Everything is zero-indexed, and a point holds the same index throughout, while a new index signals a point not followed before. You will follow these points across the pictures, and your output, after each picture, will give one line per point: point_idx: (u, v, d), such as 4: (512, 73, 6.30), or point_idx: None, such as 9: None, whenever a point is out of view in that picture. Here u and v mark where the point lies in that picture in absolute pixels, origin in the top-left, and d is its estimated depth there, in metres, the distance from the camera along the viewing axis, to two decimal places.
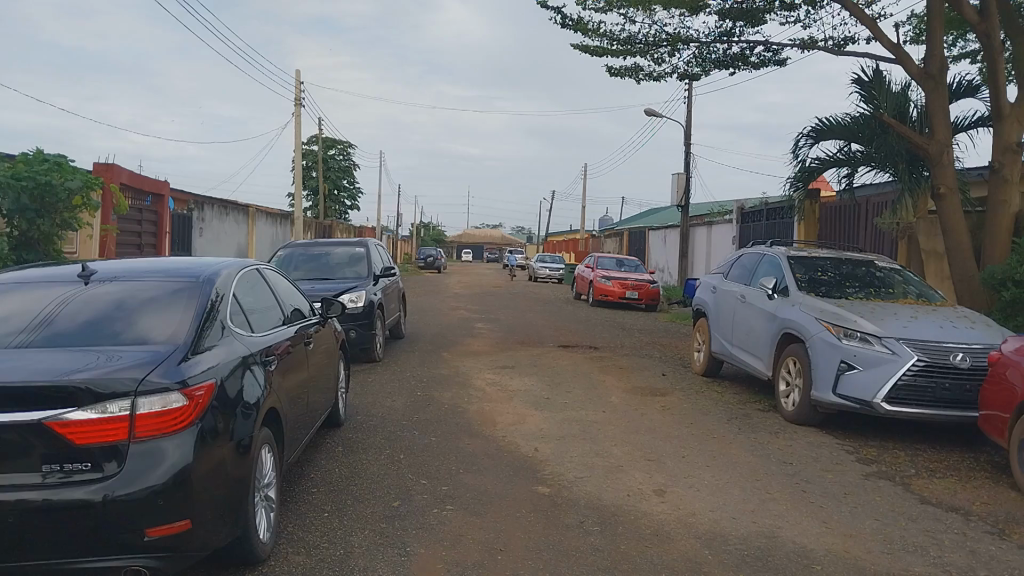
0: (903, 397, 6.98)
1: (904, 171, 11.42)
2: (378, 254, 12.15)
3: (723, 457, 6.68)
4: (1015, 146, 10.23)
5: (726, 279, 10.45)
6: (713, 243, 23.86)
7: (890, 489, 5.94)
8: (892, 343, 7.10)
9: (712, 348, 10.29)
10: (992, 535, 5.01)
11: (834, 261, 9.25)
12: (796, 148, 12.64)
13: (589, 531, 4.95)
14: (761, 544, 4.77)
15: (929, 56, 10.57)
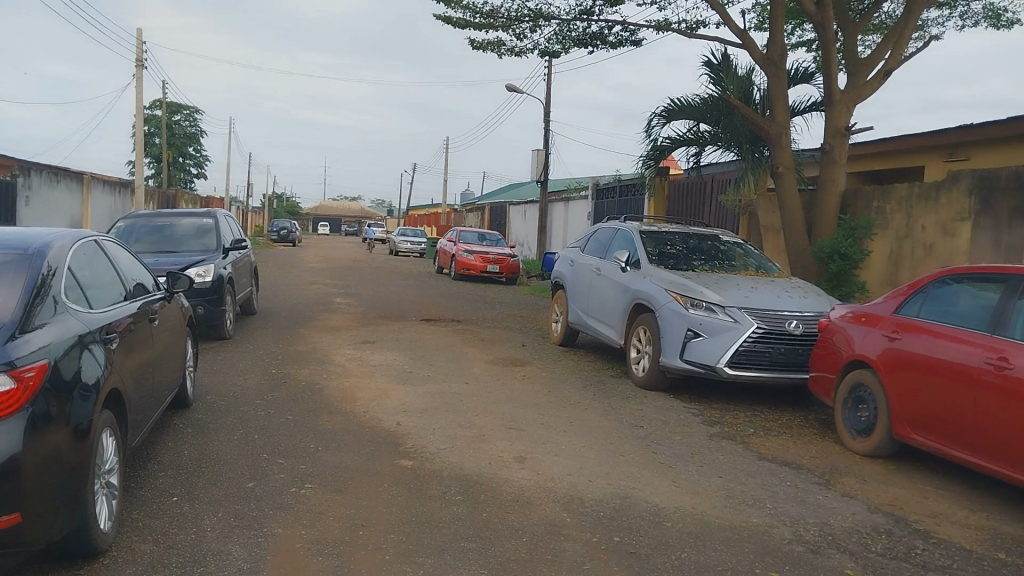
0: (743, 361, 7.48)
1: (747, 151, 12.17)
2: (228, 227, 11.61)
3: (579, 424, 6.91)
4: (844, 130, 11.04)
5: (582, 253, 10.74)
6: (571, 218, 24.47)
7: (731, 447, 6.36)
8: (734, 312, 7.57)
9: (569, 319, 10.58)
10: (819, 485, 5.49)
11: (683, 235, 9.70)
12: (650, 127, 13.15)
13: (452, 502, 5.00)
14: (616, 504, 4.99)
15: (771, 43, 11.22)
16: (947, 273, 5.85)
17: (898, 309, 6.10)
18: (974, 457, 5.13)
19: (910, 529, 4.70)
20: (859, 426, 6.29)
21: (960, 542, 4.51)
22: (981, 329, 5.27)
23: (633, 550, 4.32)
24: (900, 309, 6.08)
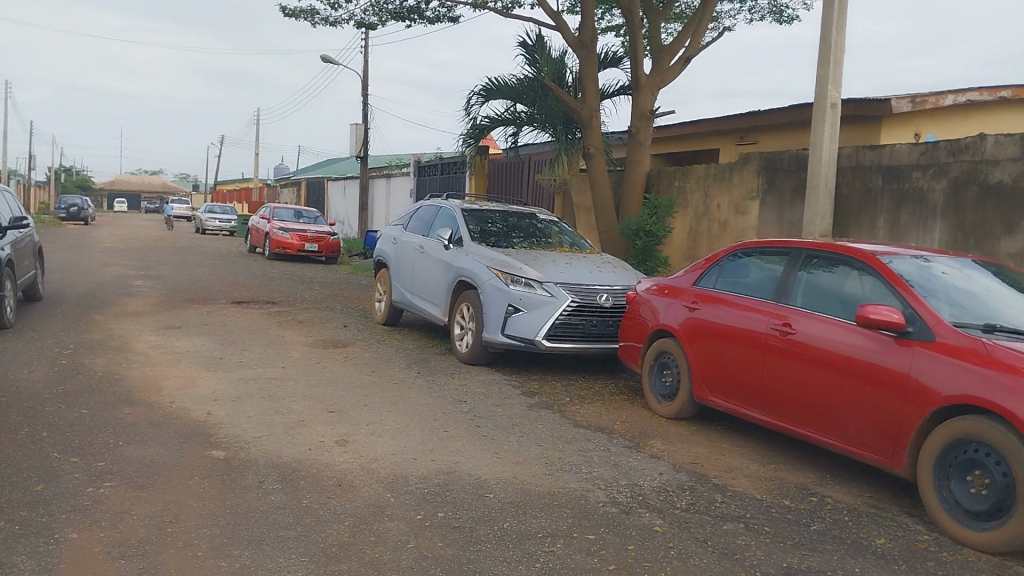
0: (560, 334, 7.76)
1: (561, 132, 12.59)
2: (5, 203, 10.39)
3: (402, 402, 6.88)
4: (648, 114, 11.67)
5: (404, 231, 10.65)
6: (391, 195, 24.19)
7: (550, 417, 6.59)
8: (551, 287, 7.82)
9: (392, 298, 10.48)
10: (630, 448, 5.83)
11: (503, 213, 9.86)
12: (468, 105, 13.24)
13: (270, 490, 4.81)
14: (439, 481, 5.02)
15: (583, 26, 11.60)
16: (739, 247, 6.36)
17: (697, 281, 6.56)
18: (762, 415, 5.66)
19: (709, 483, 5.10)
20: (664, 390, 6.71)
21: (751, 492, 4.96)
22: (767, 298, 5.79)
23: (456, 524, 4.37)
24: (700, 281, 6.55)
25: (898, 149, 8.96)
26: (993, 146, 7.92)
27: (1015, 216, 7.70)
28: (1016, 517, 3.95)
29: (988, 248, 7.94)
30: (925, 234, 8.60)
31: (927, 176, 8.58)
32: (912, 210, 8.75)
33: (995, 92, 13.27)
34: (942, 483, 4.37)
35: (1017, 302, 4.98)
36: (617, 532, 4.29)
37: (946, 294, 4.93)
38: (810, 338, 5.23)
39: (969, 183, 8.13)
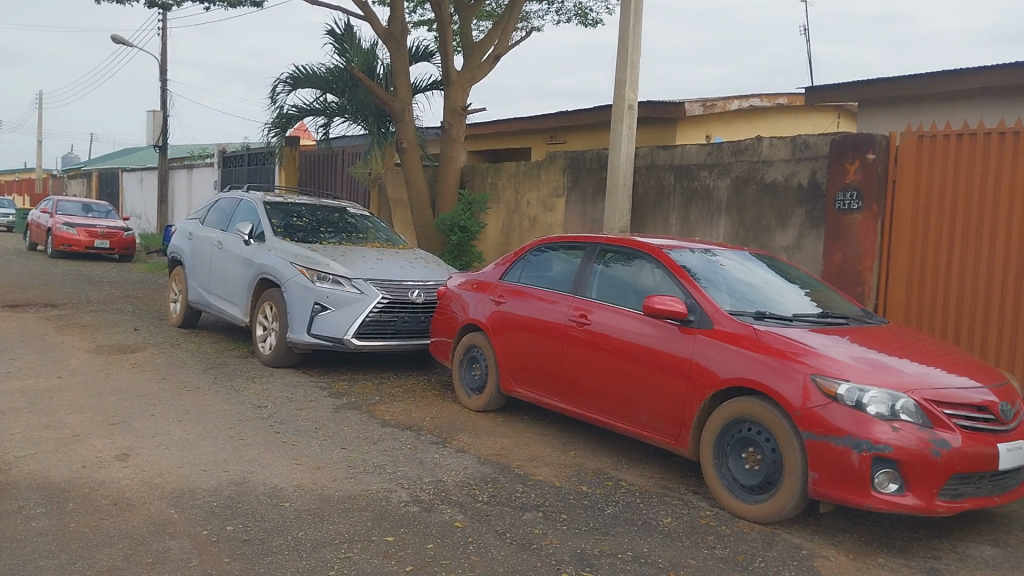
0: (370, 331, 7.59)
1: (373, 125, 12.34)
2: None
3: (195, 410, 6.42)
4: (461, 109, 11.68)
5: (201, 225, 9.97)
6: (194, 188, 22.71)
7: (355, 418, 6.41)
8: (359, 283, 7.62)
9: (189, 298, 9.79)
10: (436, 444, 5.78)
11: (310, 207, 9.46)
12: (275, 94, 12.64)
13: (31, 516, 4.29)
14: (231, 492, 4.72)
15: (392, 18, 11.41)
16: (543, 241, 6.49)
17: (503, 275, 6.63)
18: (564, 404, 5.80)
19: (512, 475, 5.16)
20: (473, 383, 6.77)
21: (551, 481, 5.07)
22: (568, 291, 5.94)
23: (246, 537, 4.11)
24: (505, 275, 6.62)
25: (688, 149, 9.57)
26: (768, 148, 8.63)
27: (786, 212, 8.45)
28: (783, 487, 4.30)
29: (765, 241, 8.67)
30: (712, 229, 9.25)
31: (713, 175, 9.24)
32: (701, 206, 9.39)
33: (772, 99, 14.56)
34: (721, 460, 4.67)
35: (787, 292, 5.43)
36: (417, 531, 4.22)
37: (727, 286, 5.27)
38: (606, 329, 5.43)
39: (748, 181, 8.84)
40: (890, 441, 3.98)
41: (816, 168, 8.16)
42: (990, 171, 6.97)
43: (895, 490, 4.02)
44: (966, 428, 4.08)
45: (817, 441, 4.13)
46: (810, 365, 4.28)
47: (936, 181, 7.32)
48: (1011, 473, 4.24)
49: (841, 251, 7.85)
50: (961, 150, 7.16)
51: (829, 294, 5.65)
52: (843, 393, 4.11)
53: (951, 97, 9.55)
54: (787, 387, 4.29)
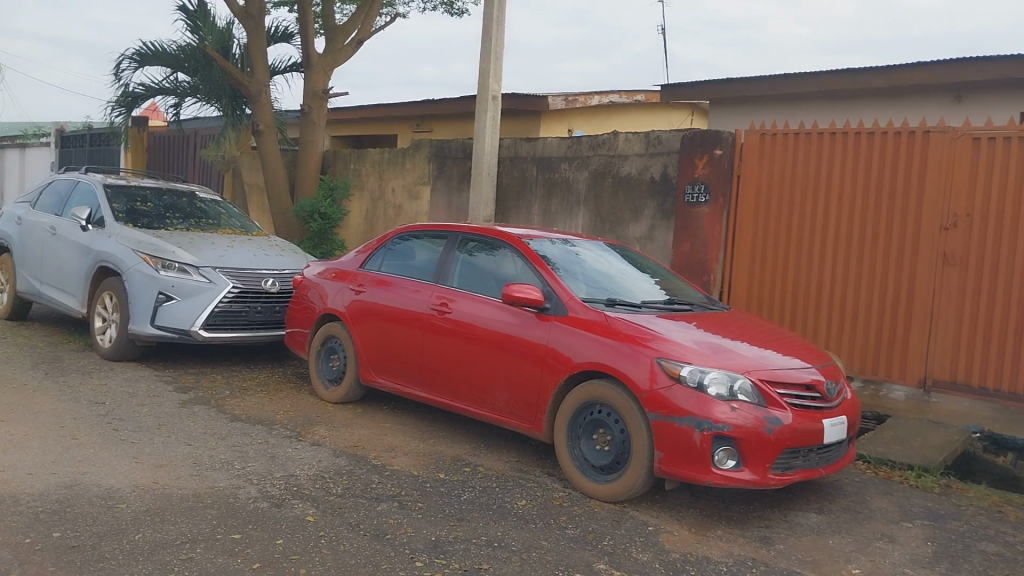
0: (220, 322, 7.25)
1: (227, 106, 11.76)
2: None
3: (20, 409, 5.91)
4: (322, 93, 11.34)
5: (32, 209, 9.17)
6: (26, 169, 20.89)
7: (203, 413, 6.10)
8: (209, 272, 7.26)
9: (17, 288, 9.00)
10: (289, 438, 5.60)
11: (157, 191, 8.89)
12: (118, 70, 11.81)
13: None
14: (60, 496, 4.38)
15: None
16: (405, 230, 6.41)
17: (363, 264, 6.50)
18: (424, 393, 5.76)
19: (368, 466, 5.08)
20: (330, 374, 6.60)
21: (408, 471, 5.02)
22: (429, 280, 5.89)
23: (75, 544, 3.82)
24: (366, 264, 6.49)
25: (550, 142, 9.75)
26: (624, 142, 8.91)
27: (640, 205, 8.77)
28: (631, 467, 4.45)
29: (620, 232, 8.96)
30: (572, 219, 9.47)
31: (573, 167, 9.46)
32: (561, 197, 9.59)
33: (631, 96, 15.05)
34: (574, 442, 4.78)
35: (640, 281, 5.62)
36: (265, 528, 4.07)
37: (584, 275, 5.39)
38: (466, 317, 5.43)
39: (606, 174, 9.10)
40: (728, 420, 4.20)
41: (669, 163, 8.50)
42: (822, 168, 7.49)
43: (732, 465, 4.24)
44: (795, 406, 4.36)
45: (663, 421, 4.31)
46: (657, 349, 4.45)
47: (775, 177, 7.80)
48: (834, 447, 4.58)
49: (690, 241, 8.22)
50: (797, 147, 7.64)
51: (678, 283, 5.90)
52: (686, 375, 4.30)
53: (790, 99, 10.21)
54: (636, 370, 4.44)
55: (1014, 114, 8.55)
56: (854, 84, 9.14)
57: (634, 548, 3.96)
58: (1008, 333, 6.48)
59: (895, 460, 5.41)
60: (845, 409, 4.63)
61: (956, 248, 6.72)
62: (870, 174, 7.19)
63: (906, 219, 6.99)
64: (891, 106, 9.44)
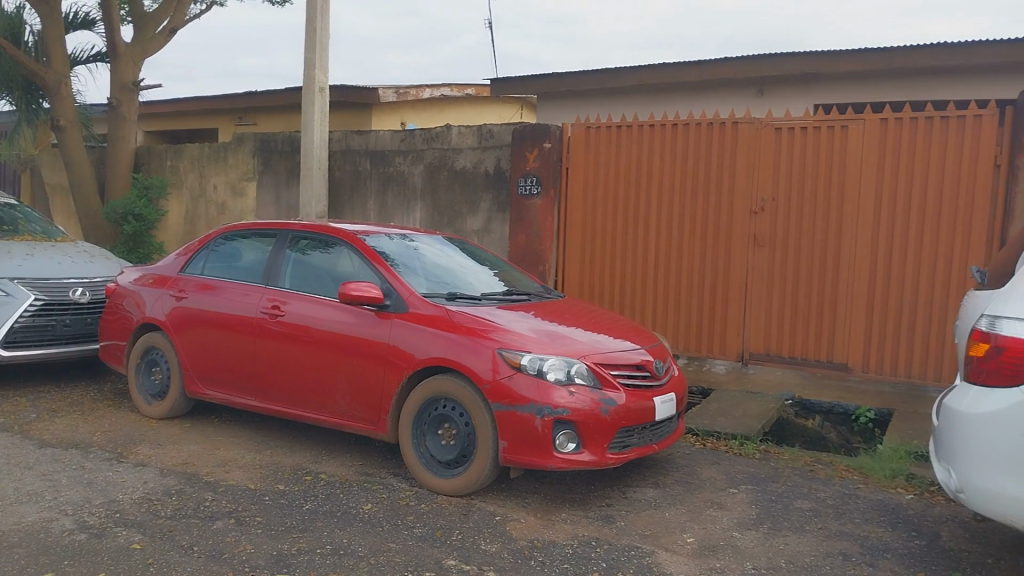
0: (22, 339, 6.57)
1: (20, 100, 10.65)
2: None
3: None
4: (131, 86, 10.52)
5: None
6: None
7: (6, 441, 5.50)
8: (5, 284, 6.55)
9: None
10: (109, 461, 5.16)
11: None
12: None
13: None
14: None
15: None
16: (230, 230, 6.07)
17: (185, 267, 6.09)
18: (258, 401, 5.50)
19: (200, 483, 4.78)
20: (153, 389, 6.15)
21: (244, 484, 4.77)
22: (260, 282, 5.62)
23: None
24: (188, 267, 6.09)
25: (382, 136, 9.60)
26: (457, 136, 8.92)
27: (475, 198, 8.83)
28: (476, 459, 4.47)
29: (457, 225, 9.00)
30: (408, 214, 9.40)
31: (407, 162, 9.37)
32: (396, 192, 9.49)
33: (462, 89, 15.13)
34: (419, 439, 4.73)
35: (479, 273, 5.63)
36: (85, 562, 3.73)
37: (423, 269, 5.33)
38: (300, 318, 5.22)
39: (440, 168, 9.08)
40: (567, 405, 4.30)
41: (501, 156, 8.60)
42: (644, 159, 7.85)
43: (573, 448, 4.35)
44: (628, 386, 4.54)
45: (505, 411, 4.35)
46: (497, 340, 4.49)
47: (601, 168, 8.08)
48: (665, 422, 4.82)
49: (525, 233, 8.38)
50: (621, 139, 7.96)
51: (515, 274, 5.97)
52: (526, 364, 4.37)
53: (613, 93, 10.63)
54: (478, 362, 4.46)
55: (808, 106, 9.36)
56: (670, 79, 9.65)
57: (482, 540, 3.98)
58: (810, 306, 7.11)
59: (720, 430, 5.78)
60: (673, 386, 4.88)
61: (764, 230, 7.27)
62: (687, 163, 7.61)
63: (720, 205, 7.47)
64: (704, 99, 10.06)
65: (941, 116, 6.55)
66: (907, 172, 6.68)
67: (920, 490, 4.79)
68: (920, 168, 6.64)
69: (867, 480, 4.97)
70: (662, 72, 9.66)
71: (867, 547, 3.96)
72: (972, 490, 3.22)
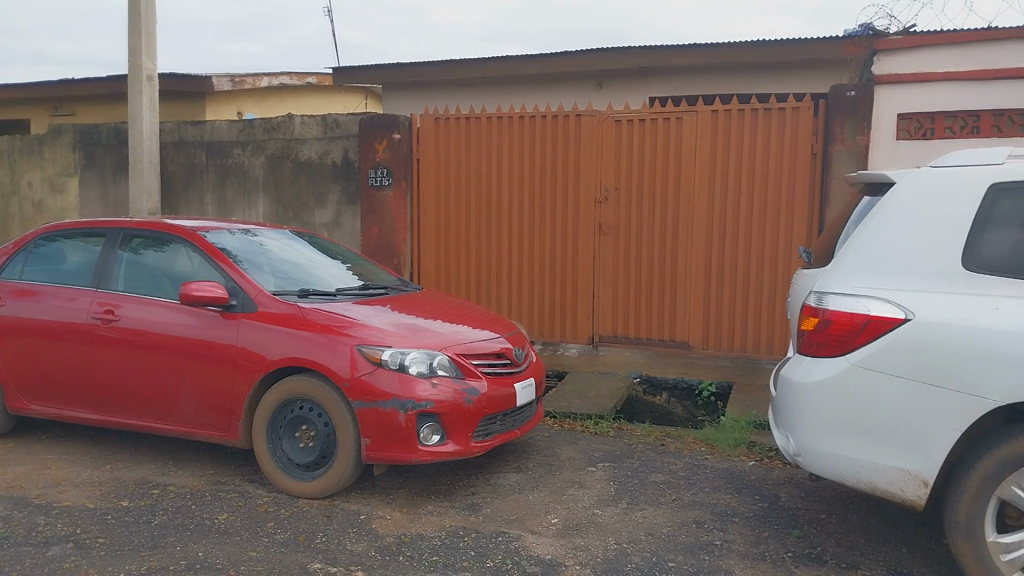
0: None
1: None
2: None
3: None
4: None
5: None
6: None
7: None
8: None
9: None
10: None
11: None
12: None
13: None
14: None
15: None
16: (50, 229, 5.56)
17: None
18: (93, 414, 5.09)
19: (29, 507, 4.36)
20: None
21: (81, 504, 4.40)
22: (88, 285, 5.18)
23: None
24: (2, 272, 5.52)
25: (218, 126, 9.13)
26: (300, 126, 8.62)
27: (322, 190, 8.58)
28: (338, 459, 4.36)
29: (304, 219, 8.72)
30: (250, 208, 9.01)
31: (246, 152, 8.97)
32: (236, 185, 9.07)
33: (303, 78, 14.66)
34: (275, 443, 4.55)
35: (330, 268, 5.46)
36: None
37: (270, 266, 5.08)
38: (137, 323, 4.87)
39: (283, 159, 8.75)
40: (430, 397, 4.27)
41: (348, 147, 8.40)
42: (492, 150, 7.92)
43: (437, 440, 4.33)
44: (489, 374, 4.57)
45: (367, 408, 4.27)
46: (355, 337, 4.39)
47: (451, 159, 8.09)
48: (526, 408, 4.90)
49: (378, 225, 8.25)
50: (469, 130, 7.99)
51: (368, 267, 5.86)
52: (387, 358, 4.30)
53: (458, 83, 10.65)
54: (336, 360, 4.34)
55: (645, 98, 9.79)
56: (514, 70, 9.79)
57: (348, 540, 3.89)
58: (653, 290, 7.48)
59: (577, 411, 5.96)
60: (532, 371, 4.97)
61: (609, 219, 7.54)
62: (534, 154, 7.76)
63: (567, 195, 7.68)
64: (547, 91, 10.28)
65: (763, 109, 7.02)
66: (736, 162, 7.12)
67: (759, 456, 5.16)
68: (746, 158, 7.09)
69: (713, 451, 5.29)
70: (506, 64, 9.77)
71: (717, 513, 4.22)
72: (811, 454, 3.53)
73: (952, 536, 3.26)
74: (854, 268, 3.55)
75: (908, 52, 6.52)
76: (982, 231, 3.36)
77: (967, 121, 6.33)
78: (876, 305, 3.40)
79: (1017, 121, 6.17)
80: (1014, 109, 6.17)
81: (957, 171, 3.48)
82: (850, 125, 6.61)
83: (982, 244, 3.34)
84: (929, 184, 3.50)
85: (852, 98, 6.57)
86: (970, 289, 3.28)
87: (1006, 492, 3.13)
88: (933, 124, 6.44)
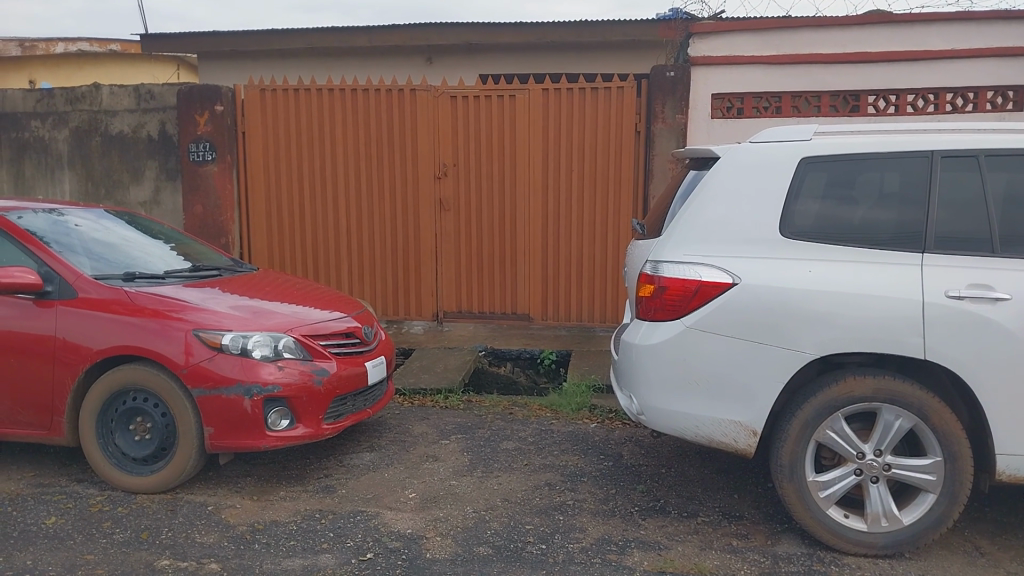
0: None
1: None
2: None
3: None
4: None
5: None
6: None
7: None
8: None
9: None
10: None
11: None
12: None
13: None
14: None
15: None
16: None
17: None
18: None
19: None
20: None
21: None
22: None
23: None
24: None
25: (11, 95, 8.28)
26: (108, 96, 7.92)
27: (137, 166, 7.96)
28: (179, 450, 4.12)
29: (119, 198, 8.07)
30: (53, 186, 8.24)
31: (46, 125, 8.19)
32: (35, 160, 8.29)
33: (105, 45, 13.56)
34: (107, 438, 4.23)
35: (153, 248, 5.07)
36: None
37: (84, 247, 4.64)
38: None
39: (91, 133, 8.03)
40: (276, 381, 4.12)
41: (165, 120, 7.82)
42: (325, 124, 7.67)
43: (286, 425, 4.20)
44: (338, 354, 4.47)
45: (208, 395, 4.06)
46: (189, 321, 4.13)
47: (281, 133, 7.75)
48: (376, 386, 4.85)
49: (202, 203, 7.76)
50: (298, 103, 7.69)
51: (196, 247, 5.51)
52: (228, 343, 4.09)
53: (281, 53, 10.20)
54: (169, 347, 4.07)
55: (475, 74, 9.86)
56: (340, 42, 9.50)
57: (196, 533, 3.69)
58: (494, 263, 7.63)
59: (425, 387, 5.98)
60: (381, 349, 4.92)
61: (448, 194, 7.57)
62: (368, 129, 7.61)
63: (404, 171, 7.61)
64: (375, 64, 10.07)
65: (590, 88, 7.27)
66: (567, 139, 7.35)
67: (601, 418, 5.42)
68: (578, 136, 7.33)
69: (558, 416, 5.50)
70: (331, 36, 9.44)
71: (567, 474, 4.41)
72: (652, 412, 3.76)
73: (779, 479, 3.58)
74: (684, 237, 3.78)
75: (718, 36, 6.88)
76: (795, 200, 3.70)
77: (771, 102, 6.87)
78: (705, 270, 3.65)
79: (812, 102, 6.82)
80: (808, 91, 6.78)
81: (773, 147, 3.80)
82: (670, 104, 6.99)
83: (795, 213, 3.68)
84: (748, 158, 3.80)
85: (671, 78, 6.94)
86: (788, 255, 3.60)
87: (822, 435, 3.51)
88: (742, 104, 6.92)
